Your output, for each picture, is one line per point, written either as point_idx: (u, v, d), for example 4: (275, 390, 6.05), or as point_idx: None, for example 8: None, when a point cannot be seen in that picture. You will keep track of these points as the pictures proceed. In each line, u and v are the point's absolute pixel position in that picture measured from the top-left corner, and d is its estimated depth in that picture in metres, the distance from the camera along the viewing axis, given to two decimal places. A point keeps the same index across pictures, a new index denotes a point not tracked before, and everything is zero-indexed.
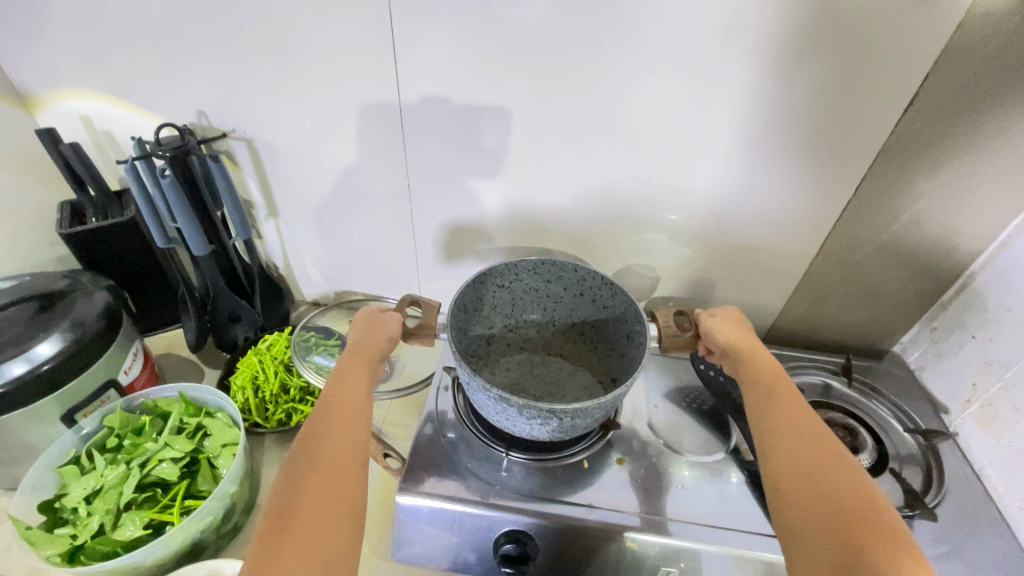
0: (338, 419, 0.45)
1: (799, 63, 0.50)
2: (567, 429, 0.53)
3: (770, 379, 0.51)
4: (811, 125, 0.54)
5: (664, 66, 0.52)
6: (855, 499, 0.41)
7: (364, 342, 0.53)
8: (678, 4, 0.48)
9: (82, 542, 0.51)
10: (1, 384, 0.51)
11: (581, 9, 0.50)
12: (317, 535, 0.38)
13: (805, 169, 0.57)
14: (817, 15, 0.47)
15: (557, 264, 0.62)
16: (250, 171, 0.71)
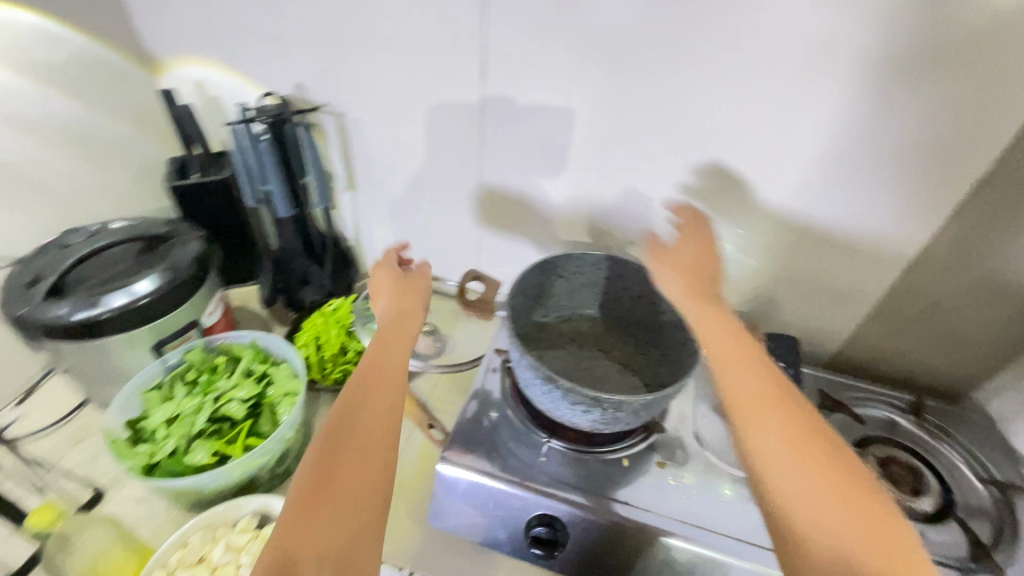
0: (375, 380, 0.46)
1: (902, 75, 0.47)
2: (611, 423, 0.54)
3: (709, 339, 0.45)
4: (907, 142, 0.51)
5: (752, 69, 0.51)
6: (848, 501, 0.35)
7: (393, 302, 0.55)
8: (775, 7, 0.47)
9: (158, 460, 0.56)
10: (105, 312, 0.57)
11: (672, 7, 0.49)
12: (353, 488, 0.39)
13: (895, 188, 0.54)
14: (928, 26, 0.44)
15: (620, 262, 0.62)
16: (335, 144, 0.75)
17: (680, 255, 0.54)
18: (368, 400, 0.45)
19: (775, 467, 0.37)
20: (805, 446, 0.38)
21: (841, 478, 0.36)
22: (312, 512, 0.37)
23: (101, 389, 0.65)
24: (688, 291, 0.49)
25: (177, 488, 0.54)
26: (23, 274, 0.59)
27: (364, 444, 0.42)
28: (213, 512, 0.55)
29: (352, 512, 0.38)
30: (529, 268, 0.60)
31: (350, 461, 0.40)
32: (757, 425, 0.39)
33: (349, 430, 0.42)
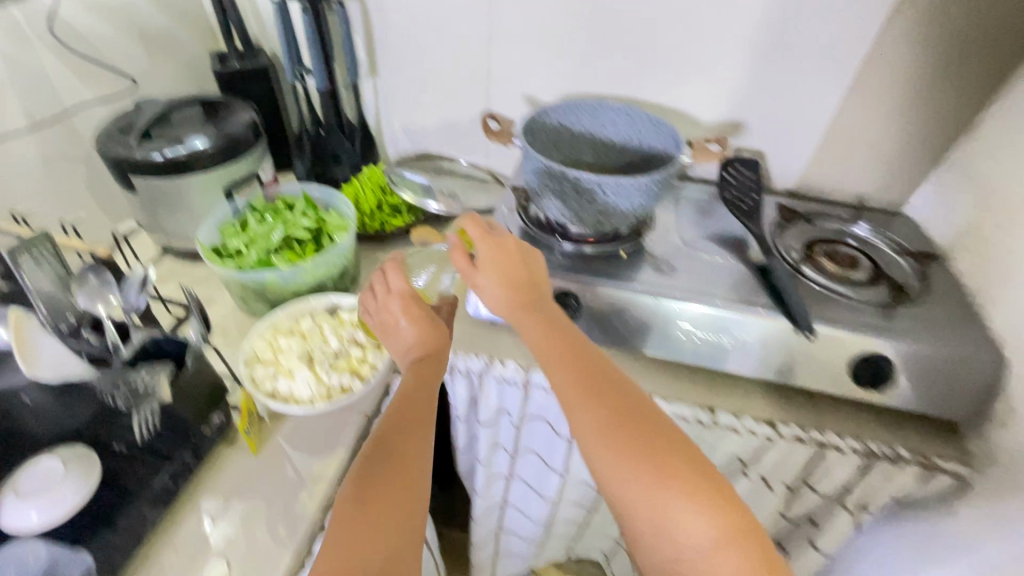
0: (409, 407, 0.50)
1: None
2: (608, 213, 0.67)
3: (537, 349, 0.52)
4: None
5: None
6: (710, 508, 0.43)
7: (420, 342, 0.56)
8: None
9: (244, 266, 0.68)
10: (185, 151, 0.68)
11: None
12: (397, 516, 0.42)
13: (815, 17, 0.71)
14: None
15: (609, 106, 0.76)
16: (360, 29, 0.87)
17: (506, 252, 0.57)
18: (408, 434, 0.48)
19: (607, 470, 0.45)
20: (645, 457, 0.45)
21: (712, 494, 0.44)
22: (360, 530, 0.40)
23: (181, 234, 0.78)
24: (517, 300, 0.55)
25: (264, 284, 0.67)
26: (114, 126, 0.70)
27: (399, 471, 0.45)
28: (293, 303, 0.66)
29: (391, 537, 0.41)
30: (537, 112, 0.75)
31: (389, 490, 0.43)
32: (580, 410, 0.48)
33: (392, 460, 0.45)
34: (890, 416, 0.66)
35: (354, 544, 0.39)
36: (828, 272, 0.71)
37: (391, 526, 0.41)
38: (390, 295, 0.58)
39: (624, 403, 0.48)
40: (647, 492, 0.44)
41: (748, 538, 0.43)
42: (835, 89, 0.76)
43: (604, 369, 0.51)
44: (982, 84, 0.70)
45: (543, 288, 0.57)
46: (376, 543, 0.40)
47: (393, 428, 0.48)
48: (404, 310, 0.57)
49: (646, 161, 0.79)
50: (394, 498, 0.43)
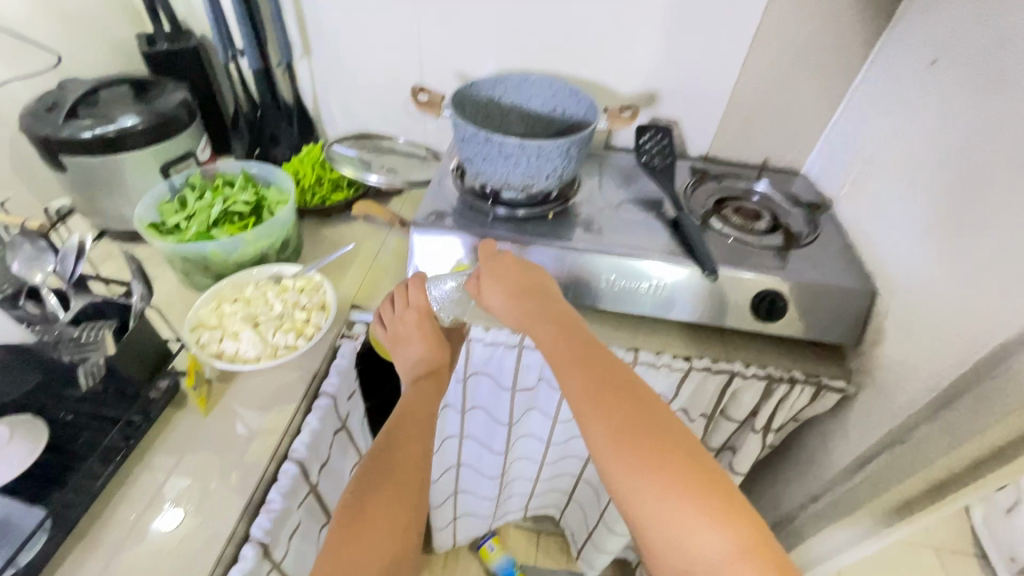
0: (411, 421, 0.55)
1: None
2: (535, 176, 0.73)
3: (553, 357, 0.55)
4: None
5: None
6: (716, 516, 0.41)
7: (421, 362, 0.64)
8: None
9: (185, 239, 0.69)
10: (117, 129, 0.69)
11: None
12: (393, 521, 0.46)
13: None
14: None
15: (534, 80, 0.82)
16: (291, 10, 0.89)
17: (506, 270, 0.63)
18: (408, 448, 0.52)
19: (617, 479, 0.44)
20: (651, 463, 0.44)
21: (720, 502, 0.42)
22: (355, 538, 0.44)
23: (118, 215, 0.78)
24: (522, 318, 0.60)
25: (205, 255, 0.69)
26: (39, 106, 0.70)
27: (398, 485, 0.48)
28: (236, 273, 0.69)
29: (385, 544, 0.44)
30: (466, 86, 0.80)
31: (387, 499, 0.47)
32: (592, 422, 0.47)
33: (393, 472, 0.49)
34: (787, 346, 0.75)
35: (350, 550, 0.43)
36: (733, 224, 0.79)
37: (386, 535, 0.45)
38: (408, 309, 0.66)
39: (634, 409, 0.47)
40: (654, 499, 0.42)
41: (761, 553, 0.41)
42: (734, 60, 0.85)
43: (620, 378, 0.50)
44: (853, 53, 0.80)
45: (552, 301, 0.60)
46: (372, 550, 0.43)
47: (398, 441, 0.52)
48: (416, 326, 0.65)
49: (572, 130, 0.85)
50: (392, 507, 0.46)
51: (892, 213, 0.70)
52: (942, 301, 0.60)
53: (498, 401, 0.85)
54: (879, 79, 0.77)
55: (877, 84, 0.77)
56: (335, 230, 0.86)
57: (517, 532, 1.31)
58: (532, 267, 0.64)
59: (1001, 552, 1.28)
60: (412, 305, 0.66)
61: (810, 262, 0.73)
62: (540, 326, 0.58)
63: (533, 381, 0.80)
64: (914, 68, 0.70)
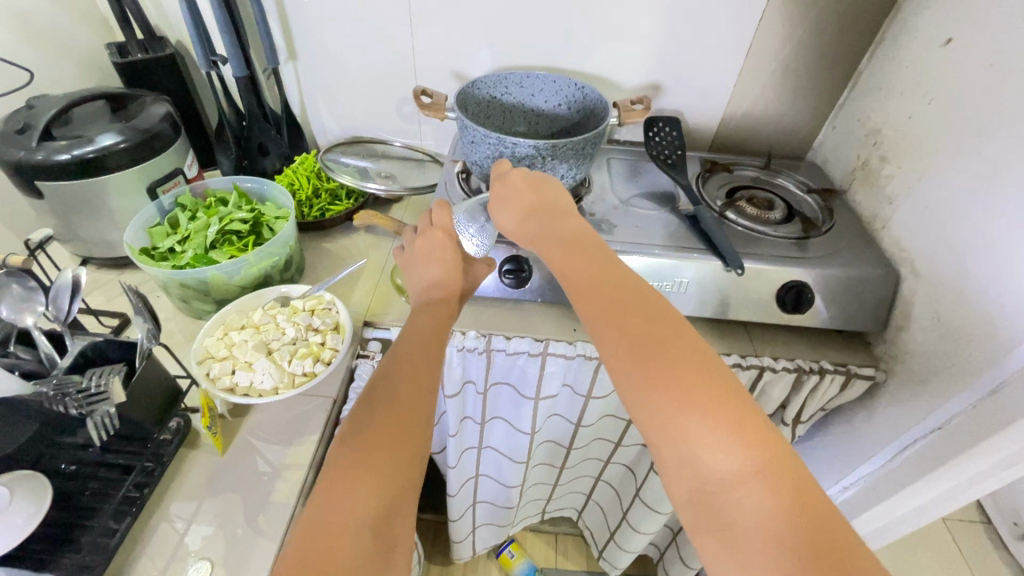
0: (417, 353, 0.48)
1: None
2: (549, 176, 0.70)
3: (564, 272, 0.48)
4: None
5: None
6: (731, 431, 0.37)
7: (437, 281, 0.57)
8: None
9: (183, 264, 0.65)
10: (97, 150, 0.63)
11: None
12: (389, 464, 0.39)
13: None
14: None
15: (537, 75, 0.79)
16: (273, 12, 0.84)
17: (518, 188, 0.56)
18: (411, 382, 0.45)
19: (634, 397, 0.40)
20: (662, 376, 0.39)
21: (737, 417, 0.37)
22: (346, 484, 0.38)
23: (103, 243, 0.72)
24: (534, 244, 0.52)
25: (205, 281, 0.64)
26: (9, 127, 0.64)
27: (400, 432, 0.41)
28: (240, 298, 0.65)
29: (379, 492, 0.38)
30: (467, 84, 0.76)
31: (384, 437, 0.40)
32: (605, 337, 0.43)
33: (392, 409, 0.42)
34: (812, 336, 0.74)
35: (338, 501, 0.37)
36: (749, 215, 0.78)
37: (381, 475, 0.39)
38: (431, 229, 0.60)
39: (645, 324, 0.42)
40: (665, 415, 0.38)
41: (780, 473, 0.36)
42: (738, 47, 0.83)
43: (636, 292, 0.44)
44: (859, 35, 0.79)
45: (563, 215, 0.53)
46: (363, 494, 0.37)
47: (400, 374, 0.45)
48: (433, 245, 0.59)
49: (578, 125, 0.82)
50: (387, 446, 0.40)
51: (910, 197, 0.70)
52: (972, 283, 0.60)
53: (519, 410, 0.82)
54: (888, 61, 0.76)
55: (885, 68, 0.76)
56: (337, 243, 0.82)
57: (534, 536, 1.29)
58: (550, 182, 0.57)
59: (1005, 517, 1.32)
60: (435, 223, 0.61)
61: (831, 250, 0.72)
62: (547, 244, 0.51)
63: (555, 388, 0.78)
64: (926, 48, 0.69)
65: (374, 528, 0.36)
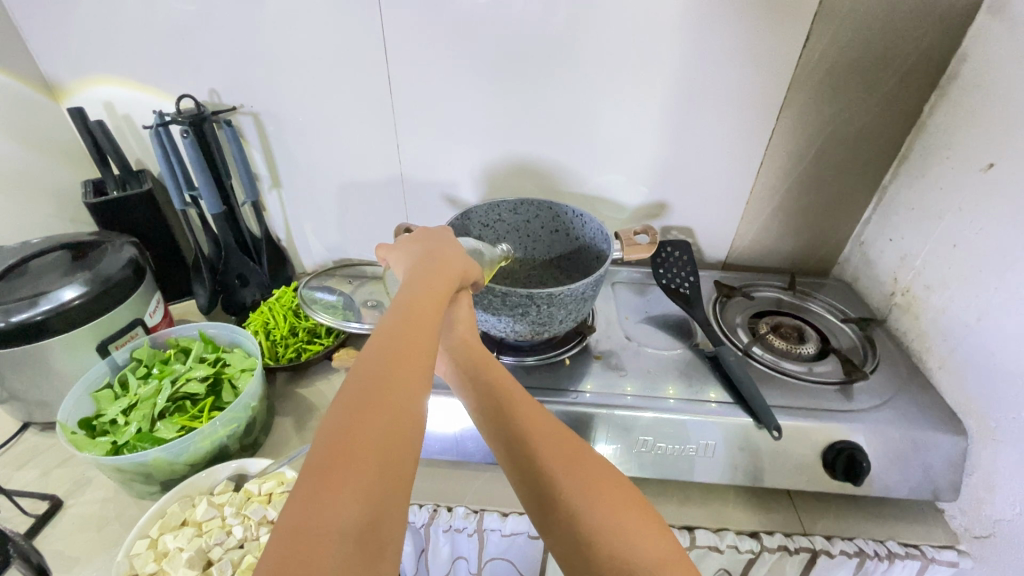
0: (407, 343, 0.37)
1: (706, 16, 0.66)
2: (544, 322, 0.61)
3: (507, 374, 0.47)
4: (718, 70, 0.70)
5: (595, 25, 0.68)
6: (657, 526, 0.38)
7: (433, 267, 0.47)
8: None
9: (123, 442, 0.56)
10: (40, 313, 0.57)
11: None
12: (374, 464, 0.30)
13: (723, 105, 0.73)
14: None
15: (534, 203, 0.73)
16: (256, 143, 0.81)
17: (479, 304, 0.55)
18: (401, 361, 0.36)
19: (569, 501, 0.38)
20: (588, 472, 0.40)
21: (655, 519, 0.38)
22: (328, 489, 0.27)
23: (45, 405, 0.65)
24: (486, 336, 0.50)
25: (145, 464, 0.55)
26: None
27: (386, 431, 0.31)
28: (185, 482, 0.55)
29: (355, 506, 0.27)
30: (460, 214, 0.69)
31: (370, 429, 0.31)
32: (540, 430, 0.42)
33: (375, 395, 0.33)
34: (868, 502, 0.62)
35: (315, 506, 0.27)
36: (778, 353, 0.68)
37: (369, 475, 0.29)
38: (413, 242, 0.53)
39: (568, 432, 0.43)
40: (606, 508, 0.38)
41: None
42: (747, 165, 0.78)
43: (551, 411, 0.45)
44: (881, 151, 0.73)
45: None
46: (349, 496, 0.28)
47: (386, 350, 0.36)
48: (423, 242, 0.53)
49: (579, 251, 0.75)
50: (375, 441, 0.30)
51: (967, 338, 0.60)
52: None
53: None
54: (919, 183, 0.69)
55: (917, 188, 0.69)
56: (313, 389, 0.73)
57: None
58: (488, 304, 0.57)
59: None
60: (420, 238, 0.54)
61: (883, 400, 0.61)
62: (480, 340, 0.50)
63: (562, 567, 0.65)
64: (964, 173, 0.62)
65: (357, 548, 0.26)
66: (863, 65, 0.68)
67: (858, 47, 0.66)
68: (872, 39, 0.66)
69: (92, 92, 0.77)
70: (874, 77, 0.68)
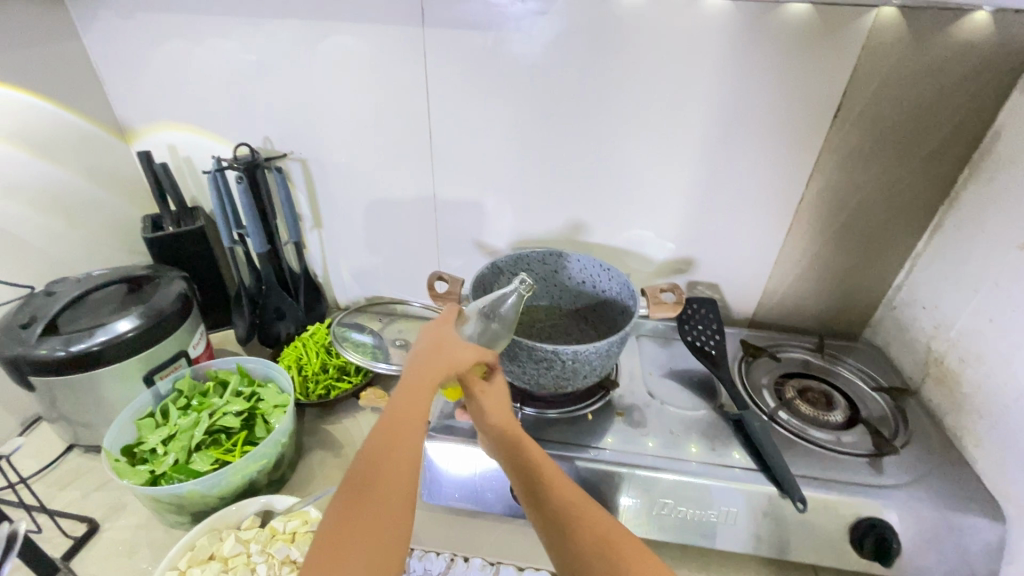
0: (402, 440, 0.43)
1: (736, 86, 0.69)
2: (568, 377, 0.62)
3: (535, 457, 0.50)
4: (748, 135, 0.72)
5: (627, 92, 0.71)
6: None
7: (433, 361, 0.49)
8: (634, 51, 0.68)
9: (161, 473, 0.59)
10: (96, 344, 0.61)
11: (567, 60, 0.70)
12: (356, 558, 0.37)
13: (753, 168, 0.74)
14: (739, 56, 0.67)
15: (561, 255, 0.75)
16: (302, 187, 0.86)
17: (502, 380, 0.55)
18: (392, 459, 0.42)
19: None
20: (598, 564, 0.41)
21: None
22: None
23: (90, 428, 0.69)
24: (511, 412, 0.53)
25: (180, 495, 0.57)
26: (16, 319, 0.63)
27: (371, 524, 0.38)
28: (215, 516, 0.58)
29: None
30: (489, 263, 0.72)
31: (357, 528, 0.38)
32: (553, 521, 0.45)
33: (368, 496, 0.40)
34: None
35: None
36: (806, 419, 0.67)
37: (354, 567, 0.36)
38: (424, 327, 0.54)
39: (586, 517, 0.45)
40: None
41: None
42: (776, 226, 0.78)
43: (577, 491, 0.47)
44: (914, 218, 0.73)
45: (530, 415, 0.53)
46: None
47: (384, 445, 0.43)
48: (433, 329, 0.53)
49: (605, 304, 0.76)
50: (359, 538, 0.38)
51: (1004, 417, 0.58)
52: None
53: None
54: (953, 252, 0.69)
55: (950, 258, 0.69)
56: (340, 427, 0.75)
57: None
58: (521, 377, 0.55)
59: None
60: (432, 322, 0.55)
61: (915, 477, 0.60)
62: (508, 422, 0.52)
63: None
64: (1000, 248, 0.62)
65: None
66: (894, 136, 0.69)
67: (889, 119, 0.68)
68: (902, 113, 0.67)
69: (159, 136, 0.84)
70: (906, 148, 0.69)
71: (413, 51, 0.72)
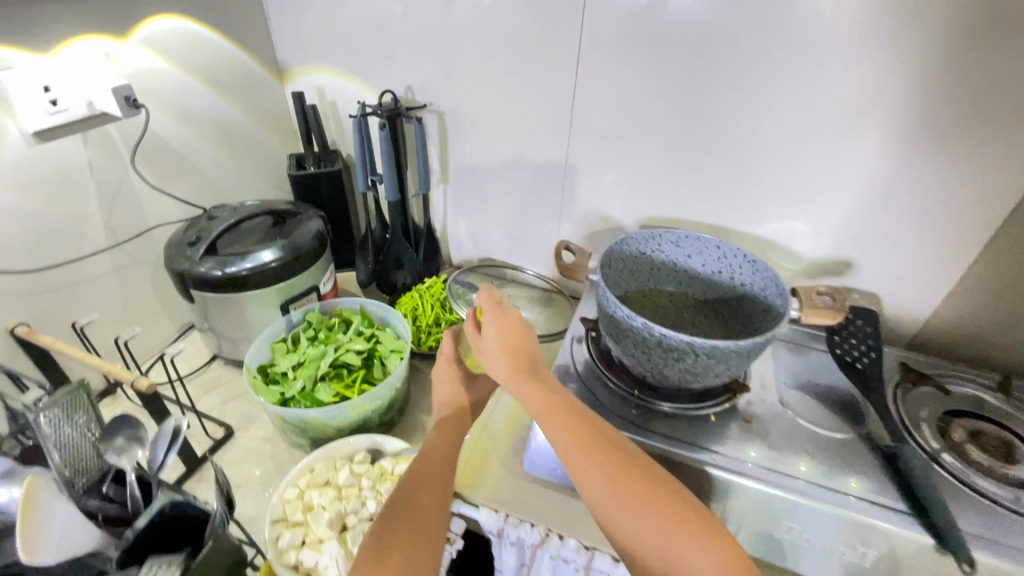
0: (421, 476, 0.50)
1: (957, 60, 0.56)
2: (697, 373, 0.57)
3: (543, 408, 0.50)
4: (958, 123, 0.59)
5: (808, 61, 0.62)
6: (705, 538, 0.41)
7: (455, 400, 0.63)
8: (829, 12, 0.58)
9: (290, 396, 0.63)
10: (245, 269, 0.66)
11: (744, 19, 0.62)
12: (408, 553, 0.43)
13: (955, 164, 0.62)
14: (970, 22, 0.54)
15: (699, 239, 0.68)
16: (435, 141, 0.87)
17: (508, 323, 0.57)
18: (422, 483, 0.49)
19: (618, 526, 0.43)
20: (627, 493, 0.44)
21: (696, 532, 0.41)
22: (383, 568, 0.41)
23: (233, 344, 0.75)
24: (515, 362, 0.54)
25: (304, 420, 0.61)
26: (184, 236, 0.70)
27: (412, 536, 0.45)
28: (331, 444, 0.61)
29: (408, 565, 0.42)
30: (619, 239, 0.68)
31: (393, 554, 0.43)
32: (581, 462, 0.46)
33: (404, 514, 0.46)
34: None
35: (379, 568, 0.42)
36: (981, 470, 0.56)
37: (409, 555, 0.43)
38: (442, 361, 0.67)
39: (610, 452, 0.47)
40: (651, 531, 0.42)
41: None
42: (970, 237, 0.65)
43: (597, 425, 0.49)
44: None
45: (538, 363, 0.55)
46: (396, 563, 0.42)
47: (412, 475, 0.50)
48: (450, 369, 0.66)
49: (742, 298, 0.69)
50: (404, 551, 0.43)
51: None
52: None
53: None
54: None
55: None
56: None
57: None
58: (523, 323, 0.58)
59: None
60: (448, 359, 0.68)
61: None
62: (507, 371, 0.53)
63: None
64: None
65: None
66: None
67: None
68: None
69: (311, 78, 0.87)
70: None
71: (570, 4, 0.68)
